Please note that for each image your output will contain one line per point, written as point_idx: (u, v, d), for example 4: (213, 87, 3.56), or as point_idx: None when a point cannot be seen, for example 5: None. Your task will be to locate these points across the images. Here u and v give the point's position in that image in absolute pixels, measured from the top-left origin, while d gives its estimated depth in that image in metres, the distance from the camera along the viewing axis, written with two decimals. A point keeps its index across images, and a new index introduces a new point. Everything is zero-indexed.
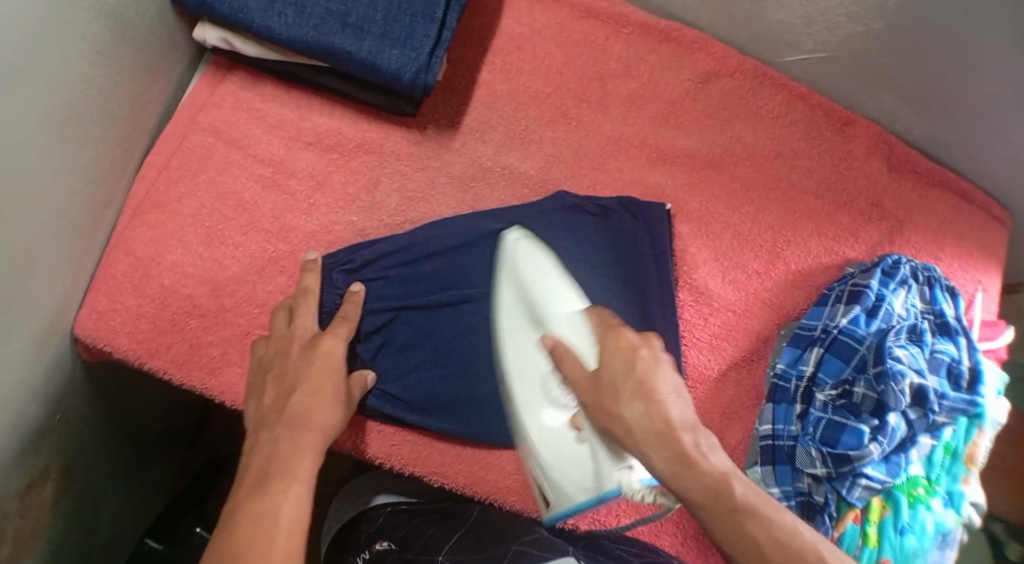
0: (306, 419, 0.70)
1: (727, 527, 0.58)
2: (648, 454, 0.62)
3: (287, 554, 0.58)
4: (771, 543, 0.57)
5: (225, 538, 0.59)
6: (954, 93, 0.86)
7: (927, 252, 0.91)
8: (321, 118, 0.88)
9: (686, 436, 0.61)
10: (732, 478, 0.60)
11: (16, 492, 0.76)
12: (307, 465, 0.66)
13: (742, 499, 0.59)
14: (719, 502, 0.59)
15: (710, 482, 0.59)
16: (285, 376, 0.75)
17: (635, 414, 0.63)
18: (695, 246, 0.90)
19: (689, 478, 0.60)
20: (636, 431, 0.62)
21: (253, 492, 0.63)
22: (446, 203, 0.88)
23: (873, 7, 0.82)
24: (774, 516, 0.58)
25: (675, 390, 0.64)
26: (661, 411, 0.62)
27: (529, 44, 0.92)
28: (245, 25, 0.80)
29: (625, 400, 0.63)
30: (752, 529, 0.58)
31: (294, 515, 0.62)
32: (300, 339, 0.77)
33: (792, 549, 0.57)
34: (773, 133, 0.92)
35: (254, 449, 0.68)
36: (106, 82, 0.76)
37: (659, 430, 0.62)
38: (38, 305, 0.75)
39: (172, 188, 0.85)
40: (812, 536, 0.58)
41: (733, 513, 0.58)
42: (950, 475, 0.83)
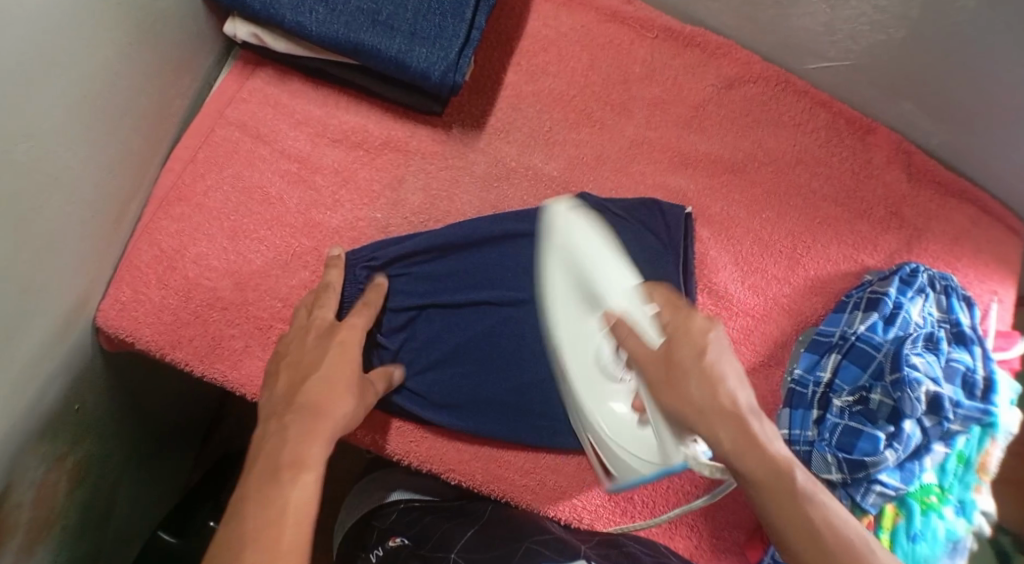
0: (318, 405, 0.70)
1: (784, 507, 0.61)
2: (716, 432, 0.63)
3: (294, 545, 0.58)
4: (827, 526, 0.60)
5: (235, 527, 0.59)
6: (975, 104, 0.86)
7: (945, 262, 0.92)
8: (347, 115, 0.89)
9: (750, 419, 0.63)
10: (792, 462, 0.62)
11: (34, 481, 0.76)
12: (317, 452, 0.66)
13: (801, 483, 0.61)
14: (782, 485, 0.61)
15: (774, 464, 0.62)
16: (297, 365, 0.74)
17: (704, 393, 0.64)
18: (715, 249, 0.91)
19: (755, 460, 0.62)
20: (706, 412, 0.63)
21: (262, 482, 0.63)
22: (470, 202, 0.88)
23: (899, 18, 0.83)
24: (828, 502, 0.61)
25: (737, 374, 0.65)
26: (729, 394, 0.64)
27: (555, 46, 0.92)
28: (276, 21, 0.80)
29: (697, 379, 0.64)
30: (811, 511, 0.61)
31: (301, 504, 0.61)
32: (315, 331, 0.77)
33: (843, 534, 0.60)
34: (795, 140, 0.93)
35: (266, 435, 0.68)
36: (133, 74, 0.76)
37: (727, 411, 0.63)
38: (64, 293, 0.76)
39: (198, 181, 0.85)
40: (854, 524, 0.62)
41: (793, 494, 0.61)
42: (962, 483, 0.84)
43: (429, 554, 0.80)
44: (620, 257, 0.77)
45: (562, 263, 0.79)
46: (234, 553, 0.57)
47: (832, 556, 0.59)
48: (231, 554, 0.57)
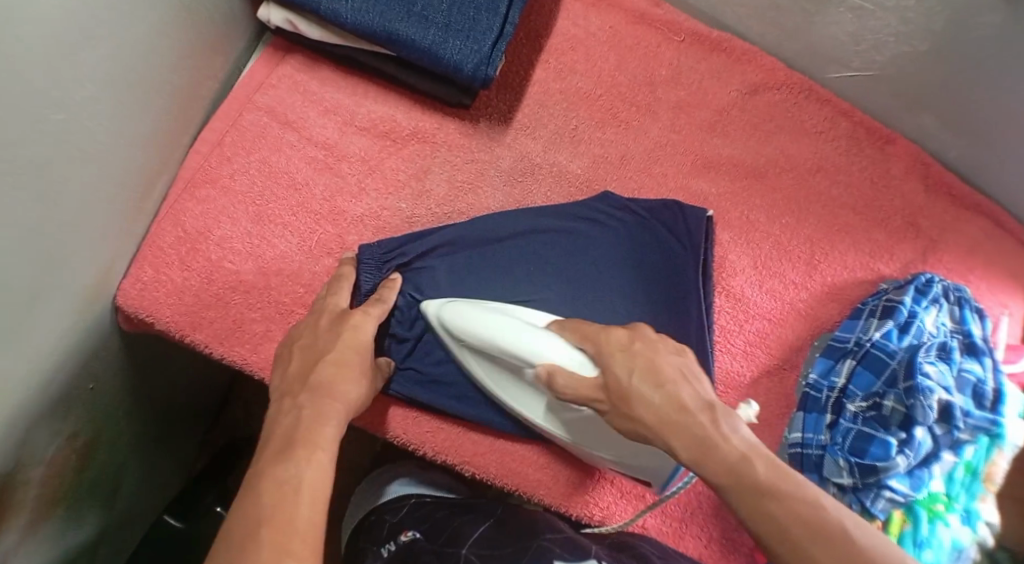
0: (329, 389, 0.70)
1: (747, 505, 0.59)
2: (670, 442, 0.62)
3: (311, 521, 0.58)
4: (797, 517, 0.57)
5: (250, 502, 0.58)
6: (992, 118, 0.88)
7: (958, 274, 0.93)
8: (375, 105, 0.90)
9: (702, 417, 0.62)
10: (750, 455, 0.60)
11: (45, 458, 0.75)
12: (330, 435, 0.66)
13: (763, 475, 0.59)
14: (742, 483, 0.59)
15: (731, 461, 0.60)
16: (312, 348, 0.74)
17: (651, 402, 0.63)
18: (734, 253, 0.92)
19: (713, 461, 0.60)
20: (655, 422, 0.63)
21: (276, 460, 0.62)
22: (494, 196, 0.89)
23: (924, 30, 0.85)
24: (795, 490, 0.58)
25: (684, 374, 0.64)
26: (675, 397, 0.63)
27: (583, 46, 0.94)
28: (313, 7, 0.81)
29: (637, 392, 0.64)
30: (774, 506, 0.58)
31: (316, 483, 0.61)
32: (330, 315, 0.77)
33: (818, 524, 0.57)
34: (815, 147, 0.94)
35: (277, 417, 0.68)
36: (170, 51, 0.77)
37: (676, 416, 0.62)
38: (88, 269, 0.76)
39: (225, 164, 0.86)
40: (833, 507, 0.58)
41: (757, 490, 0.59)
42: (969, 493, 0.82)
43: (440, 548, 0.80)
44: (502, 311, 0.77)
45: (467, 345, 0.78)
46: (251, 527, 0.56)
47: (808, 548, 0.56)
48: (246, 528, 0.56)
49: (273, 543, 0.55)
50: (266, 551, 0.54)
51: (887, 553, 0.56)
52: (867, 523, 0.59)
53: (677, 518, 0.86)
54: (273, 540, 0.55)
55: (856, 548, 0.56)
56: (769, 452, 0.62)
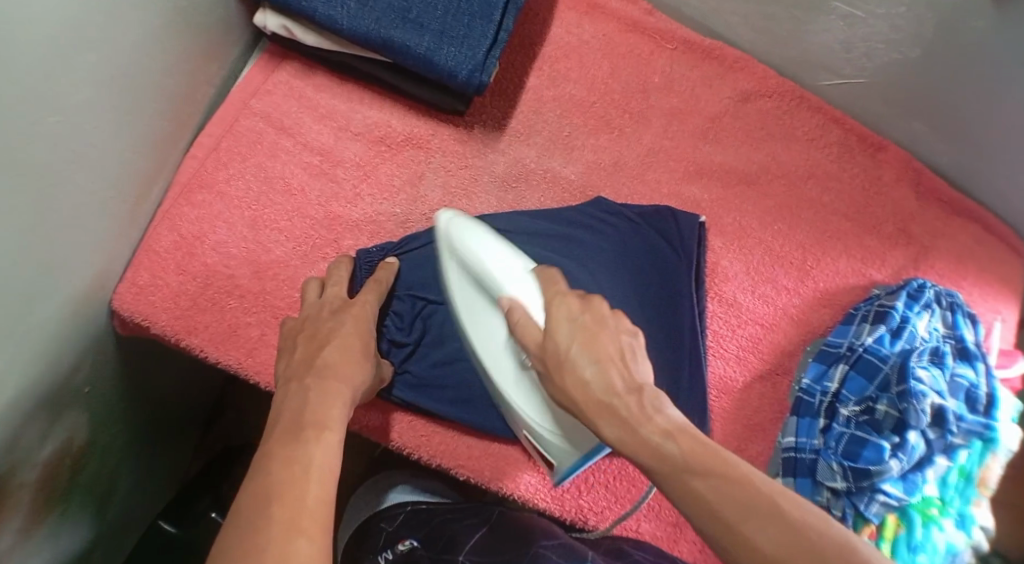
0: (335, 372, 0.69)
1: (674, 486, 0.56)
2: (595, 420, 0.60)
3: (321, 498, 0.57)
4: (725, 499, 0.54)
5: (260, 478, 0.57)
6: (981, 122, 0.89)
7: (950, 280, 0.93)
8: (370, 111, 0.91)
9: (628, 399, 0.59)
10: (676, 437, 0.57)
11: (40, 462, 0.75)
12: (337, 415, 0.65)
13: (688, 455, 0.56)
14: (666, 464, 0.56)
15: (654, 443, 0.57)
16: (315, 335, 0.74)
17: (580, 377, 0.61)
18: (726, 259, 0.93)
19: (637, 443, 0.58)
20: (581, 397, 0.60)
21: (285, 439, 0.61)
22: (487, 202, 0.90)
23: (912, 37, 0.86)
24: (725, 469, 0.55)
25: (623, 352, 0.61)
26: (603, 376, 0.60)
27: (577, 53, 0.96)
28: (308, 14, 0.82)
29: (568, 366, 0.61)
30: (701, 488, 0.55)
31: (326, 461, 0.60)
32: (332, 306, 0.78)
33: (748, 503, 0.53)
34: (807, 154, 0.96)
35: (284, 397, 0.67)
36: (167, 57, 0.78)
37: (601, 395, 0.60)
38: (85, 271, 0.76)
39: (221, 169, 0.87)
40: (769, 485, 0.54)
41: (682, 471, 0.56)
42: (963, 497, 0.83)
43: (439, 556, 0.81)
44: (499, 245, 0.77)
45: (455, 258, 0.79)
46: (261, 504, 0.55)
47: (737, 529, 0.53)
48: (255, 507, 0.55)
49: (283, 520, 0.54)
50: (277, 527, 0.53)
51: (829, 535, 0.52)
52: (810, 505, 0.54)
53: (672, 522, 0.85)
54: (284, 517, 0.54)
55: (786, 527, 0.52)
56: (703, 432, 0.58)
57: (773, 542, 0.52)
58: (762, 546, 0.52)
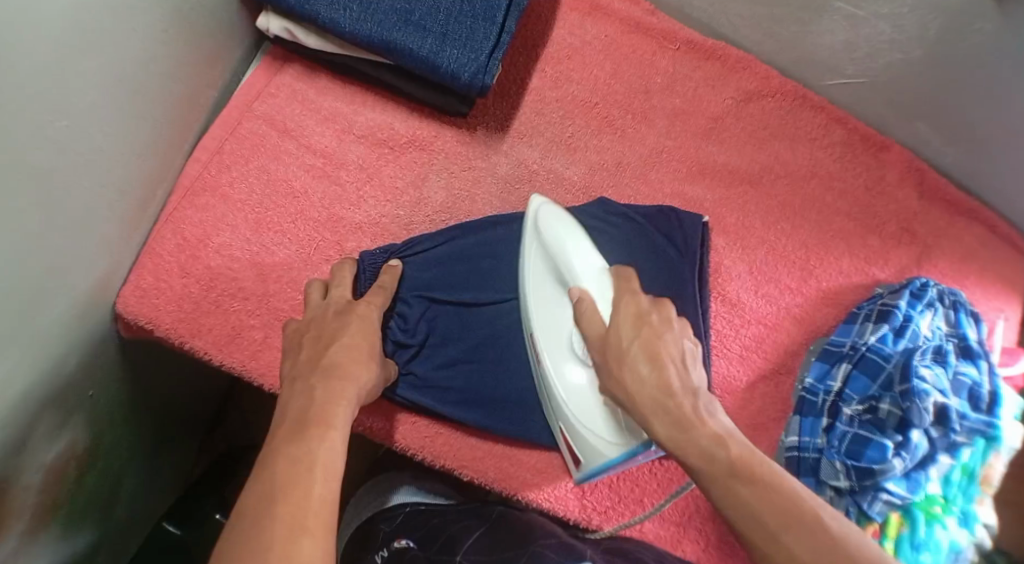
0: (340, 371, 0.70)
1: (719, 489, 0.59)
2: (648, 416, 0.64)
3: (325, 499, 0.57)
4: (765, 503, 0.57)
5: (264, 480, 0.58)
6: (983, 122, 0.89)
7: (953, 279, 0.93)
8: (374, 113, 0.91)
9: (685, 400, 0.63)
10: (726, 440, 0.60)
11: (45, 465, 0.75)
12: (342, 413, 0.65)
13: (736, 460, 0.60)
14: (714, 465, 0.60)
15: (704, 444, 0.61)
16: (320, 334, 0.74)
17: (639, 374, 0.64)
18: (730, 259, 0.93)
19: (688, 442, 0.61)
20: (638, 393, 0.64)
21: (289, 440, 0.61)
22: (491, 203, 0.90)
23: (915, 37, 0.86)
24: (769, 477, 0.59)
25: (681, 355, 0.65)
26: (663, 375, 0.64)
27: (579, 54, 0.96)
28: (311, 17, 0.82)
29: (630, 362, 0.65)
30: (742, 492, 0.58)
31: (329, 462, 0.60)
32: (337, 306, 0.78)
33: (787, 510, 0.57)
34: (810, 153, 0.96)
35: (289, 399, 0.67)
36: (170, 61, 0.78)
37: (659, 394, 0.63)
38: (89, 274, 0.76)
39: (225, 172, 0.87)
40: (807, 497, 0.58)
41: (728, 473, 0.59)
42: (965, 495, 0.83)
43: (436, 555, 0.81)
44: (586, 242, 0.78)
45: (536, 244, 0.80)
46: (266, 505, 0.55)
47: (773, 533, 0.56)
48: (259, 507, 0.55)
49: (287, 520, 0.54)
50: (281, 528, 0.54)
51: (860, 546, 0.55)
52: (845, 518, 0.58)
53: (675, 522, 0.86)
54: (289, 517, 0.54)
55: (821, 536, 0.55)
56: (748, 440, 0.62)
57: (808, 548, 0.55)
58: (797, 550, 0.55)
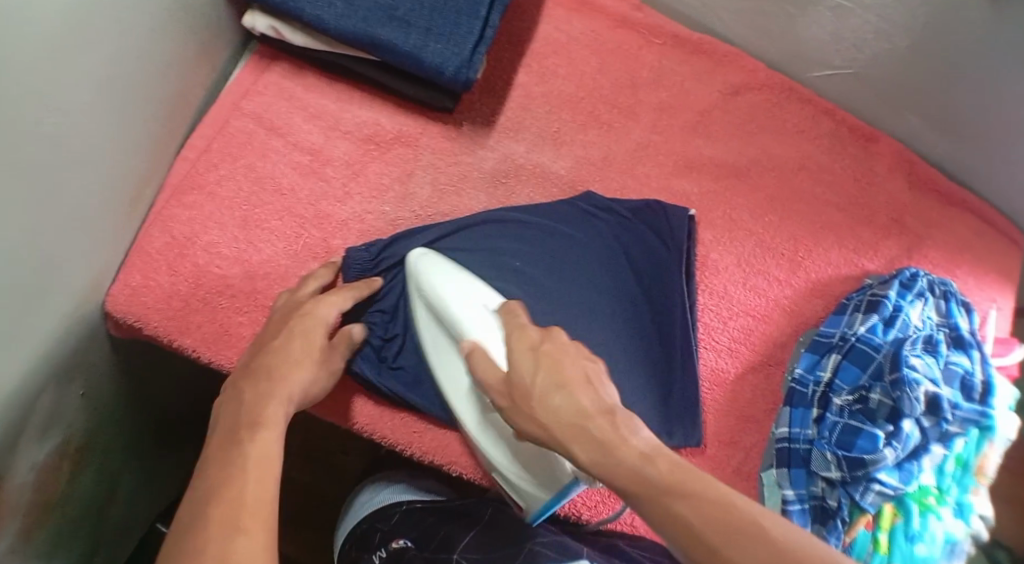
0: (276, 375, 0.70)
1: (653, 508, 0.55)
2: (571, 446, 0.61)
3: (261, 494, 0.57)
4: (702, 518, 0.53)
5: (198, 484, 0.58)
6: (969, 109, 0.90)
7: (945, 269, 0.93)
8: (360, 110, 0.92)
9: (601, 421, 0.60)
10: (651, 458, 0.57)
11: (36, 465, 0.75)
12: (275, 414, 0.65)
13: (667, 477, 0.56)
14: (646, 486, 0.56)
15: (631, 465, 0.57)
16: (262, 344, 0.74)
17: (551, 404, 0.62)
18: (717, 252, 0.93)
19: (614, 467, 0.58)
20: (554, 425, 0.62)
21: (221, 444, 0.62)
22: (477, 198, 0.91)
23: (899, 26, 0.86)
24: (704, 490, 0.54)
25: (587, 380, 0.63)
26: (575, 402, 0.62)
27: (565, 50, 0.96)
28: (296, 14, 0.83)
29: (538, 396, 0.63)
30: (679, 508, 0.54)
31: (263, 460, 0.60)
32: (284, 313, 0.78)
33: (725, 523, 0.52)
34: (797, 145, 0.96)
35: (224, 406, 0.67)
36: (157, 60, 0.78)
37: (576, 422, 0.61)
38: (78, 273, 0.77)
39: (213, 171, 0.88)
40: (750, 507, 0.53)
41: (661, 494, 0.55)
42: (960, 486, 0.83)
43: (433, 556, 0.79)
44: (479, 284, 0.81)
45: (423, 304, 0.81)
46: (200, 505, 0.55)
47: (718, 550, 0.51)
48: (194, 508, 0.56)
49: (220, 517, 0.54)
50: (216, 525, 0.54)
51: (810, 546, 0.51)
52: (789, 521, 0.53)
53: None
54: (222, 515, 0.54)
55: (768, 548, 0.50)
56: (679, 454, 0.58)
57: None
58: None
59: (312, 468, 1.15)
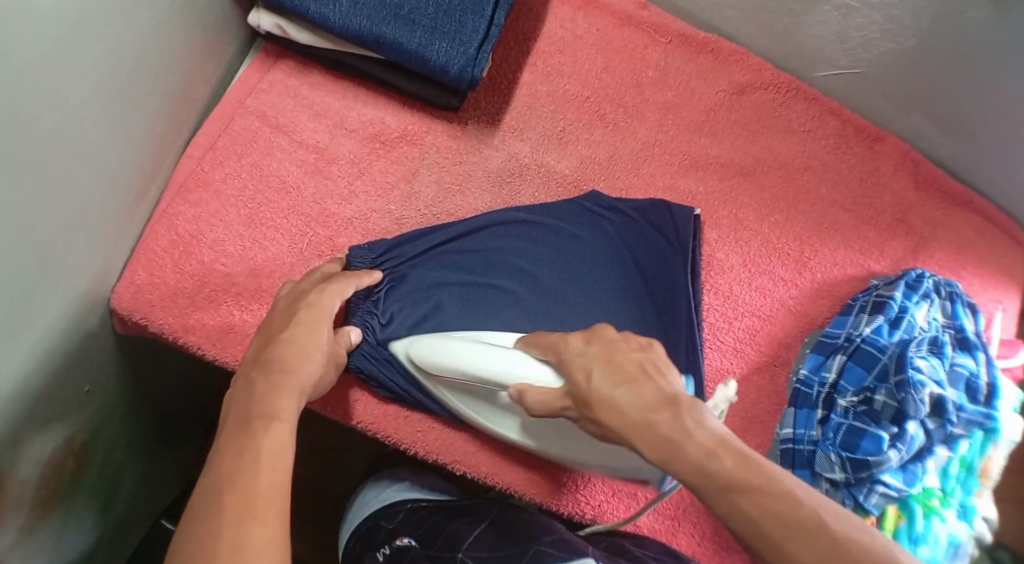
0: (285, 364, 0.69)
1: (719, 502, 0.55)
2: (635, 442, 0.60)
3: (273, 487, 0.56)
4: (766, 513, 0.53)
5: (211, 475, 0.57)
6: (976, 110, 0.89)
7: (951, 270, 0.93)
8: (365, 108, 0.92)
9: (665, 414, 0.59)
10: (717, 450, 0.56)
11: (40, 462, 0.76)
12: (287, 404, 0.64)
13: (731, 471, 0.55)
14: (710, 482, 0.55)
15: (695, 458, 0.56)
16: (269, 333, 0.73)
17: (613, 401, 0.61)
18: (722, 252, 0.92)
19: (679, 461, 0.57)
20: (617, 422, 0.61)
21: (233, 434, 0.61)
22: (482, 197, 0.91)
23: (907, 26, 0.86)
24: (769, 484, 0.54)
25: (644, 370, 0.62)
26: (636, 396, 0.61)
27: (571, 48, 0.96)
28: (301, 12, 0.83)
29: (597, 395, 0.62)
30: (744, 503, 0.54)
31: (276, 451, 0.59)
32: (289, 303, 0.77)
33: (788, 518, 0.52)
34: (804, 145, 0.95)
35: (235, 395, 0.66)
36: (162, 57, 0.78)
37: (638, 417, 0.60)
38: (83, 270, 0.77)
39: (218, 168, 0.88)
40: (810, 500, 0.54)
41: (725, 488, 0.55)
42: (964, 488, 0.82)
43: (437, 554, 0.78)
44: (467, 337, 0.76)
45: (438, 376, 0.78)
46: (214, 497, 0.55)
47: (782, 545, 0.52)
48: (208, 500, 0.55)
49: (234, 509, 0.54)
50: (231, 518, 0.54)
51: (873, 548, 0.51)
52: (851, 514, 0.54)
53: (670, 515, 0.85)
54: (237, 507, 0.54)
55: (832, 546, 0.51)
56: (746, 442, 0.57)
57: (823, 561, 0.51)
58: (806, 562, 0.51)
59: (316, 464, 1.15)
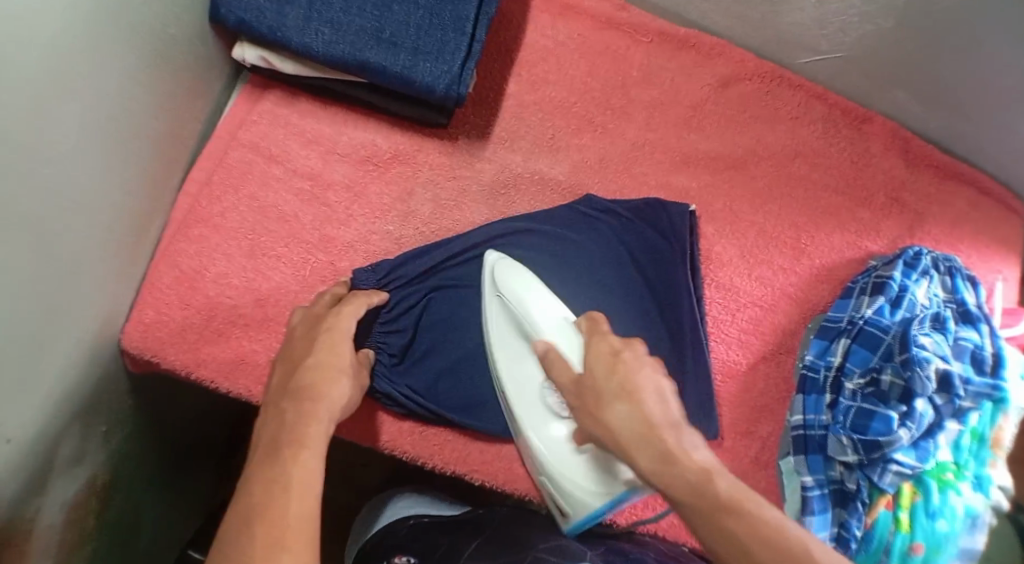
0: (309, 391, 0.70)
1: (705, 522, 0.57)
2: (633, 451, 0.62)
3: (302, 515, 0.57)
4: (754, 536, 0.55)
5: (242, 506, 0.58)
6: (961, 85, 0.90)
7: (947, 244, 0.94)
8: (356, 132, 0.92)
9: (668, 434, 0.61)
10: (714, 474, 0.59)
11: (64, 505, 0.77)
12: (315, 431, 0.65)
13: (727, 497, 0.57)
14: (702, 501, 0.57)
15: (693, 479, 0.58)
16: (292, 359, 0.74)
17: (620, 409, 0.64)
18: (719, 245, 0.93)
19: (673, 478, 0.59)
20: (620, 428, 0.63)
21: (262, 464, 0.62)
22: (478, 210, 0.92)
23: (885, 8, 0.86)
24: (760, 511, 0.56)
25: (659, 390, 0.64)
26: (642, 409, 0.63)
27: (554, 55, 0.97)
28: (283, 44, 0.84)
29: (607, 400, 0.65)
30: (734, 526, 0.56)
31: (305, 479, 0.60)
32: (308, 327, 0.78)
33: (772, 545, 0.54)
34: (792, 132, 0.96)
35: (264, 424, 0.67)
36: (150, 99, 0.79)
37: (643, 431, 0.62)
38: (90, 316, 0.78)
39: (215, 204, 0.89)
40: (799, 533, 0.55)
41: (718, 509, 0.57)
42: (977, 460, 0.82)
43: None
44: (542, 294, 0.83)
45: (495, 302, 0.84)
46: (244, 528, 0.56)
47: None
48: (238, 533, 0.56)
49: (264, 539, 0.55)
50: (261, 546, 0.54)
51: None
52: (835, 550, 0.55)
53: None
54: (265, 536, 0.55)
55: None
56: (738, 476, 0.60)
57: None
58: None
59: (335, 483, 1.16)
